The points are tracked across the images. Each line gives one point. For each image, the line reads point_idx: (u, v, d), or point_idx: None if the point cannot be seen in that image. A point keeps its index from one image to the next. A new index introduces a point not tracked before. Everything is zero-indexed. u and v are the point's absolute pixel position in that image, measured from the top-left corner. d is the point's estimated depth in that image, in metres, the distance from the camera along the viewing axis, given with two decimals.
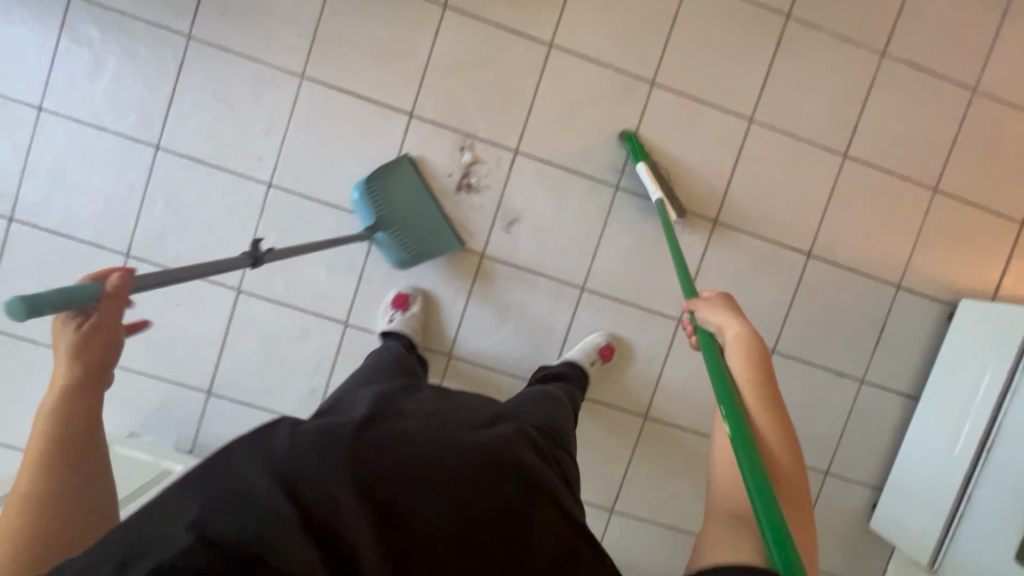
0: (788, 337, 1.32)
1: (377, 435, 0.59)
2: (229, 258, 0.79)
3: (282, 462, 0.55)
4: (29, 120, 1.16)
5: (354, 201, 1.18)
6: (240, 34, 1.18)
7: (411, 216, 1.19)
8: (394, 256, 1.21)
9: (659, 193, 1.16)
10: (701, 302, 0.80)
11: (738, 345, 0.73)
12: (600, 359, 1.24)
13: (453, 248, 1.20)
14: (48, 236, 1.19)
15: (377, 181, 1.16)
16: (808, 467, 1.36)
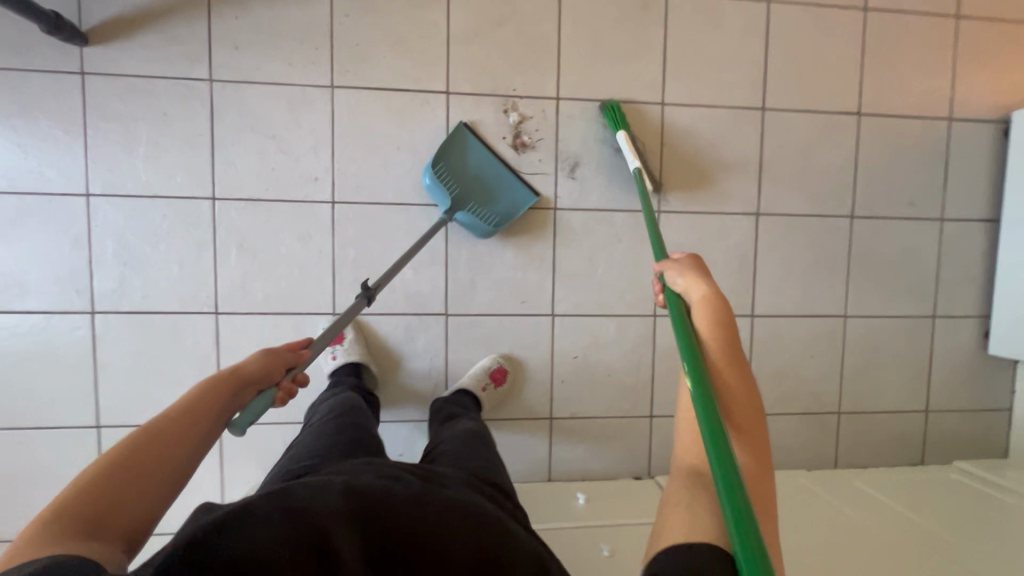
0: (863, 198, 1.34)
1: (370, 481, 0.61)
2: (352, 304, 0.96)
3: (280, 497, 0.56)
4: (81, 210, 1.13)
5: (427, 186, 1.19)
6: (260, 63, 1.16)
7: (482, 183, 1.21)
8: (478, 230, 1.21)
9: (636, 162, 1.14)
10: (672, 264, 0.80)
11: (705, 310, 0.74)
12: (493, 383, 1.22)
13: (530, 203, 1.21)
14: (135, 318, 1.17)
15: (443, 161, 1.18)
16: (916, 316, 1.38)
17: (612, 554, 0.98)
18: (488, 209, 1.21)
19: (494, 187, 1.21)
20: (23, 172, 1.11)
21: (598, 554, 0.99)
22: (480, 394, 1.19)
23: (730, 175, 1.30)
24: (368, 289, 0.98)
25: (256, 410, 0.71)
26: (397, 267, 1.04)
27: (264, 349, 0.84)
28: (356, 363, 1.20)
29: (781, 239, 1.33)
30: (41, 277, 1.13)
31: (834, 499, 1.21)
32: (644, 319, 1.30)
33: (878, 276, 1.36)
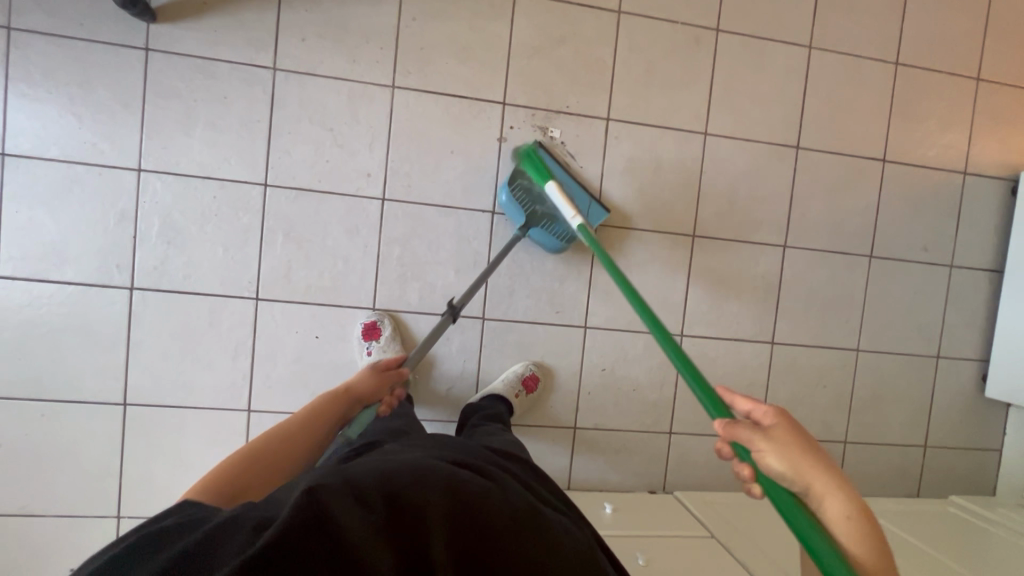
0: (882, 240, 1.41)
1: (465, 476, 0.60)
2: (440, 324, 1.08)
3: (383, 477, 0.56)
4: (131, 184, 1.13)
5: (504, 203, 1.21)
6: (324, 56, 1.18)
7: (555, 199, 1.19)
8: (552, 244, 1.22)
9: (577, 216, 1.02)
10: (782, 449, 0.62)
11: (831, 501, 0.61)
12: (524, 389, 1.24)
13: (601, 217, 1.19)
14: (174, 297, 1.16)
15: (520, 178, 1.18)
16: (923, 355, 1.46)
17: (647, 562, 1.02)
18: (560, 225, 1.19)
19: (567, 202, 1.19)
20: (78, 142, 1.11)
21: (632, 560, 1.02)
22: (513, 399, 1.22)
23: (762, 207, 1.36)
24: (455, 307, 1.11)
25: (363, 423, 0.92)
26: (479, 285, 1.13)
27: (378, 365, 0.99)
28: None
29: (804, 272, 1.39)
30: (83, 248, 1.13)
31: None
32: (671, 338, 1.34)
33: (891, 315, 1.43)
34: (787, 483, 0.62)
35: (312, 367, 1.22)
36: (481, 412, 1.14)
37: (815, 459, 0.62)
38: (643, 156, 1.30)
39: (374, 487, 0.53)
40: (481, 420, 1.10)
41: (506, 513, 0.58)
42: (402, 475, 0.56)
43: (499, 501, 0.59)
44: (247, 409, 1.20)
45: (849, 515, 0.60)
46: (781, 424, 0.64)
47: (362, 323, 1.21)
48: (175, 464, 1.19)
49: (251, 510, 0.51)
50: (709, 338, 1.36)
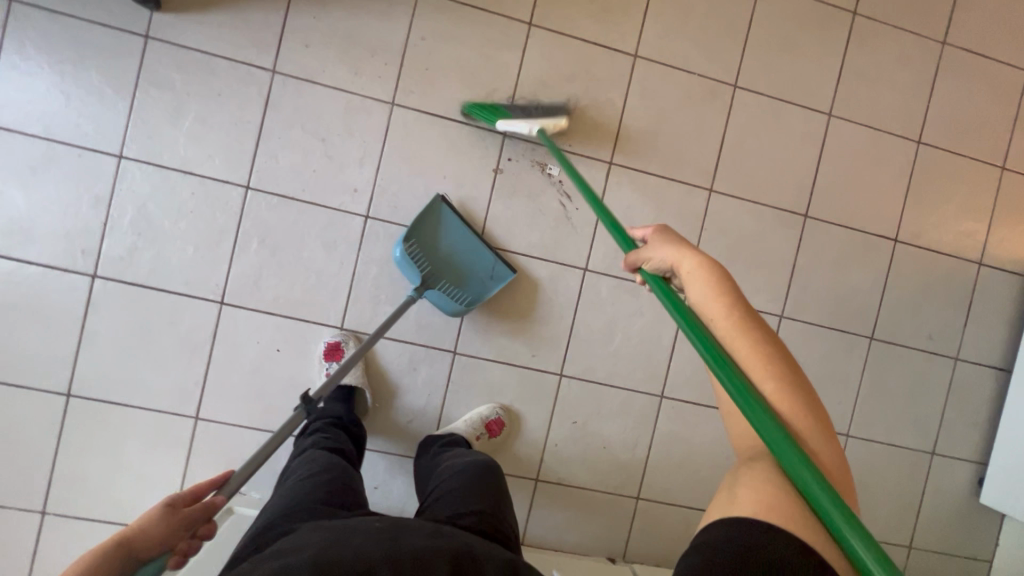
0: (885, 323, 1.34)
1: (333, 552, 0.57)
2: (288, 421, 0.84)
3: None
4: (110, 170, 1.10)
5: (397, 261, 1.13)
6: (326, 64, 1.14)
7: (458, 261, 1.15)
8: (447, 307, 1.16)
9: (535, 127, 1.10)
10: (642, 249, 0.69)
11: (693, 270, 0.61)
12: (487, 433, 1.18)
13: (507, 278, 1.17)
14: (136, 291, 1.12)
15: (415, 236, 1.12)
16: (916, 449, 1.37)
17: None
18: (457, 287, 1.15)
19: (470, 263, 1.16)
20: (62, 121, 1.08)
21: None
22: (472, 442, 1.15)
23: (761, 272, 1.30)
24: (311, 403, 0.87)
25: None
26: (355, 363, 0.96)
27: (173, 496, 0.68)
28: (349, 386, 1.15)
29: (799, 347, 1.32)
30: (51, 229, 1.09)
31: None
32: (651, 398, 1.27)
33: (887, 402, 1.35)
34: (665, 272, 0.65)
35: (269, 380, 1.16)
36: (440, 440, 1.10)
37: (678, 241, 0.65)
38: (642, 204, 1.25)
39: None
40: (444, 445, 1.07)
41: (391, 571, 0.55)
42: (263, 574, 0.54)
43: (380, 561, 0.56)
44: (195, 416, 1.15)
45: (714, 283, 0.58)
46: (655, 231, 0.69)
47: (326, 341, 1.16)
48: (110, 464, 1.13)
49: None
50: (690, 403, 1.28)
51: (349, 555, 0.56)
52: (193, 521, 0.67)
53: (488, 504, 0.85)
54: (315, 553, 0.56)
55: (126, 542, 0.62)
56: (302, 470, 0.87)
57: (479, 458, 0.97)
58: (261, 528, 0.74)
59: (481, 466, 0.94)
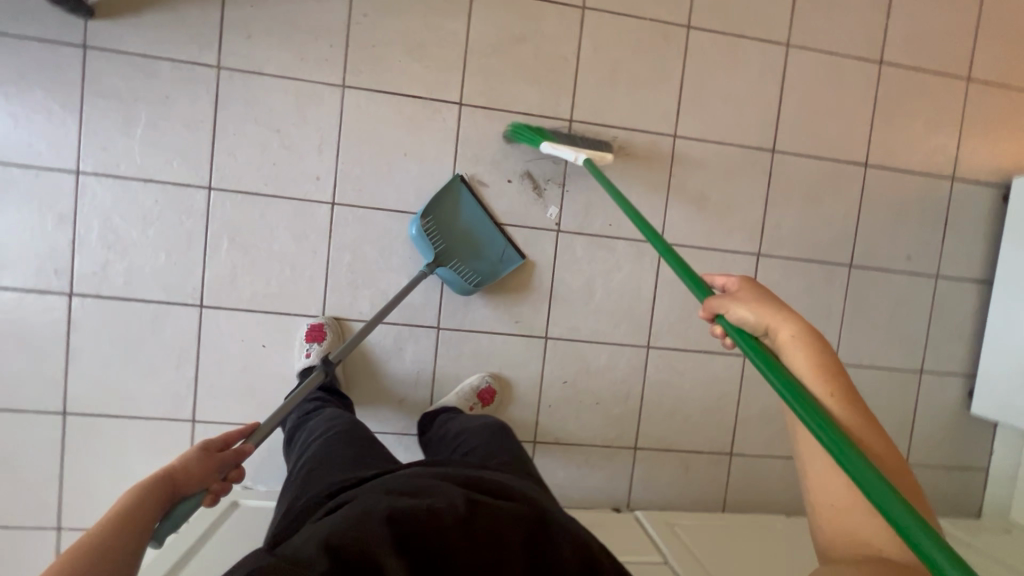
0: (863, 249, 1.34)
1: (403, 504, 0.61)
2: (309, 379, 1.01)
3: (324, 536, 0.57)
4: (69, 187, 1.09)
5: (413, 237, 1.17)
6: (270, 54, 1.13)
7: (473, 243, 1.18)
8: (457, 286, 1.19)
9: (581, 155, 1.10)
10: (735, 300, 0.68)
11: (796, 346, 0.64)
12: (479, 403, 1.20)
13: (516, 263, 1.20)
14: (114, 304, 1.13)
15: (433, 214, 1.16)
16: (905, 369, 1.38)
17: None
18: (470, 268, 1.18)
19: (483, 245, 1.19)
20: (14, 143, 1.07)
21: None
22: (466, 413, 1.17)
23: (735, 213, 1.29)
24: (330, 362, 1.03)
25: (182, 515, 0.72)
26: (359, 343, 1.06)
27: (210, 440, 0.81)
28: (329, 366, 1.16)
29: (780, 283, 1.32)
30: (20, 253, 1.09)
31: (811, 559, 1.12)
32: (637, 350, 1.28)
33: (872, 327, 1.36)
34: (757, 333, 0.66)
35: (259, 377, 1.18)
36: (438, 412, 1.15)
37: (777, 306, 0.66)
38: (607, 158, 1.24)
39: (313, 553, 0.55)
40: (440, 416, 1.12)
41: (460, 526, 0.60)
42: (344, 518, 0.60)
43: (450, 515, 0.61)
44: (191, 419, 1.17)
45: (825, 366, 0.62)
46: (746, 286, 0.69)
47: (307, 324, 1.17)
48: (115, 475, 1.16)
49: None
50: (676, 350, 1.30)
51: (422, 509, 0.61)
52: (225, 463, 0.81)
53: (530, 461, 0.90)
54: (387, 504, 0.61)
55: (170, 474, 0.73)
56: (328, 435, 0.91)
57: (507, 425, 1.00)
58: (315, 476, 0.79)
59: (494, 430, 0.98)
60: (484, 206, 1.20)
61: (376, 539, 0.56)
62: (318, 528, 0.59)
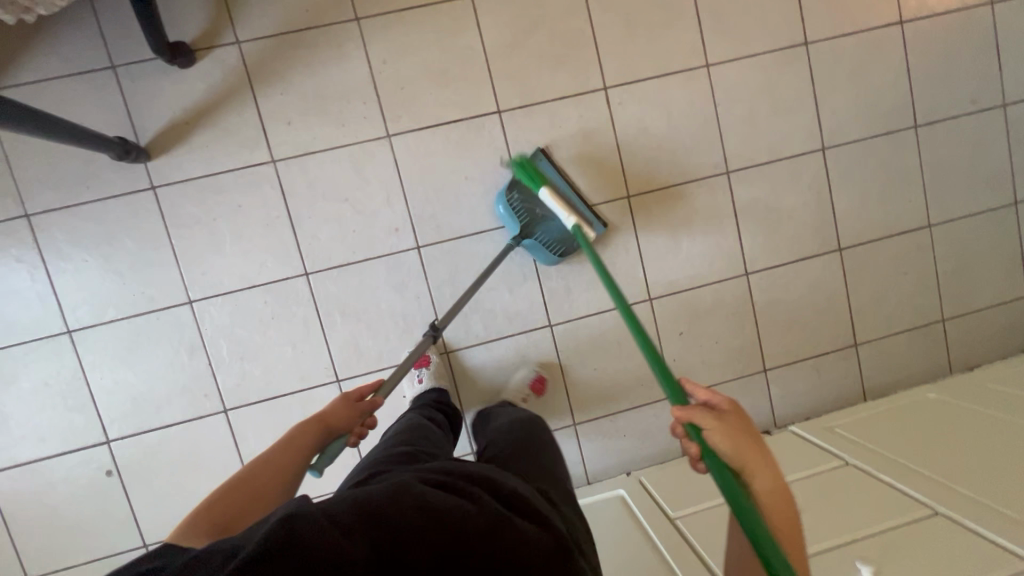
0: (923, 105, 1.32)
1: (441, 496, 0.57)
2: (420, 344, 1.07)
3: (359, 503, 0.54)
4: (189, 317, 1.17)
5: (500, 215, 1.19)
6: (314, 131, 1.16)
7: (556, 212, 1.17)
8: (544, 258, 1.21)
9: (570, 218, 1.08)
10: (719, 429, 0.66)
11: (758, 470, 0.66)
12: (531, 393, 1.23)
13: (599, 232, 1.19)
14: (265, 405, 1.20)
15: (517, 187, 1.16)
16: (1000, 206, 1.37)
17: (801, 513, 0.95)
18: (558, 239, 1.18)
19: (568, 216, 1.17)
20: (130, 296, 1.15)
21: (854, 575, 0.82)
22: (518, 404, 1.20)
23: (787, 117, 1.29)
24: (436, 327, 1.09)
25: (332, 451, 0.86)
26: (458, 309, 1.10)
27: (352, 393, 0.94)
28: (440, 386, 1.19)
29: (852, 168, 1.32)
30: (170, 389, 1.18)
31: (986, 409, 1.12)
32: (738, 281, 1.31)
33: (954, 178, 1.35)
34: (724, 455, 0.65)
35: None
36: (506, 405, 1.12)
37: (756, 446, 0.67)
38: (651, 110, 1.25)
39: (347, 514, 0.53)
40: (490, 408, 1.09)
41: (484, 529, 0.55)
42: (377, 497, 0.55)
43: (475, 520, 0.56)
44: None
45: (773, 495, 0.65)
46: (732, 413, 0.69)
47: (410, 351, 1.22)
48: None
49: (235, 537, 0.51)
50: (775, 267, 1.32)
51: (455, 505, 0.57)
52: (364, 411, 0.92)
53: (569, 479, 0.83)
54: (426, 491, 0.57)
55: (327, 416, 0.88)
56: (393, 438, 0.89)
57: (545, 428, 0.94)
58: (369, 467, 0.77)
59: (525, 425, 0.92)
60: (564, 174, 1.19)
61: (405, 520, 0.53)
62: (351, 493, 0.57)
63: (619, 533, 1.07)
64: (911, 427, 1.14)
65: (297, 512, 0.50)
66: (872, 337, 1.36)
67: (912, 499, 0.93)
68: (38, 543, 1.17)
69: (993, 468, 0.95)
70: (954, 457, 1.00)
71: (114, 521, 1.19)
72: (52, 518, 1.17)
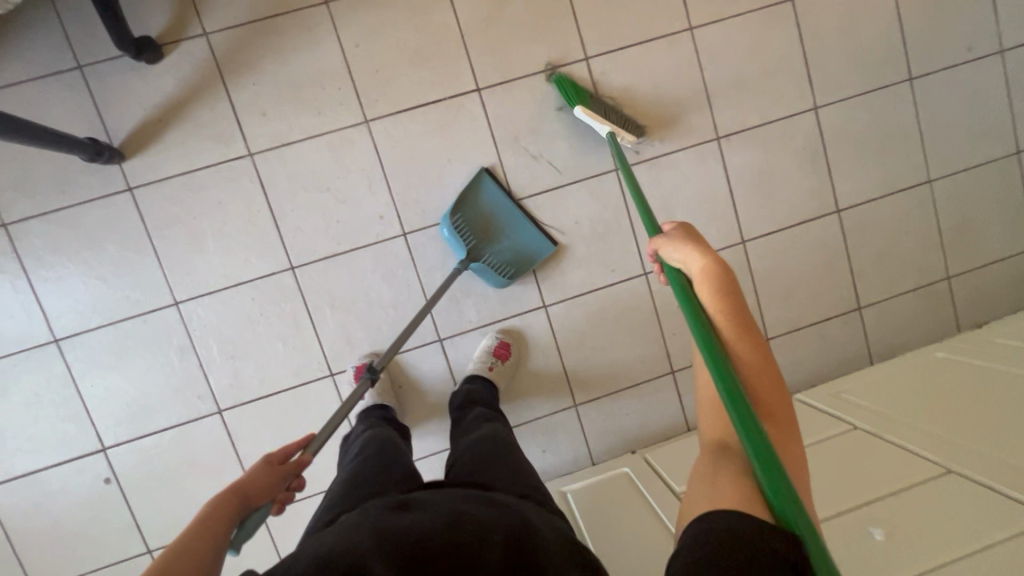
0: (917, 56, 1.28)
1: (392, 521, 0.59)
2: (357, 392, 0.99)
3: (315, 556, 0.56)
4: (176, 319, 1.15)
5: (446, 236, 1.16)
6: (291, 121, 1.13)
7: (502, 233, 1.18)
8: (492, 280, 1.20)
9: (608, 127, 1.09)
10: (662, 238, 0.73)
11: (707, 281, 0.66)
12: (499, 360, 1.19)
13: (547, 250, 1.19)
14: (260, 404, 1.19)
15: (460, 210, 1.15)
16: (1002, 155, 1.32)
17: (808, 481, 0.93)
18: (508, 262, 1.19)
19: (516, 237, 1.18)
20: (115, 301, 1.13)
21: (867, 539, 0.80)
22: (489, 374, 1.16)
23: (777, 77, 1.25)
24: (375, 369, 1.02)
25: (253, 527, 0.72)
26: (399, 343, 1.05)
27: (270, 454, 0.79)
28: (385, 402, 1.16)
29: (846, 127, 1.28)
30: (163, 394, 1.16)
31: (994, 363, 1.09)
32: (735, 249, 1.28)
33: (952, 131, 1.30)
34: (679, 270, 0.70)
35: (411, 413, 1.24)
36: (465, 399, 1.09)
37: (699, 244, 0.69)
38: (633, 78, 1.21)
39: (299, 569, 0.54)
40: (461, 410, 1.06)
41: (441, 537, 0.57)
42: (331, 545, 0.57)
43: (429, 531, 0.58)
44: None
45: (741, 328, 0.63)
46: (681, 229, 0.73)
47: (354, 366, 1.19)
48: None
49: None
50: (772, 234, 1.28)
51: (405, 529, 0.58)
52: (288, 473, 0.79)
53: (529, 468, 0.81)
54: (379, 523, 0.59)
55: (240, 489, 0.72)
56: (356, 457, 0.89)
57: (495, 429, 0.93)
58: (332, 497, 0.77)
59: (485, 436, 0.90)
60: (507, 190, 1.19)
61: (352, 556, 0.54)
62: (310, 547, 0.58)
63: (624, 510, 1.05)
64: (921, 386, 1.11)
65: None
66: (875, 300, 1.33)
67: (925, 460, 0.90)
68: (42, 555, 1.17)
69: (1012, 418, 0.91)
70: (963, 414, 0.97)
71: (117, 528, 1.18)
72: (55, 529, 1.16)
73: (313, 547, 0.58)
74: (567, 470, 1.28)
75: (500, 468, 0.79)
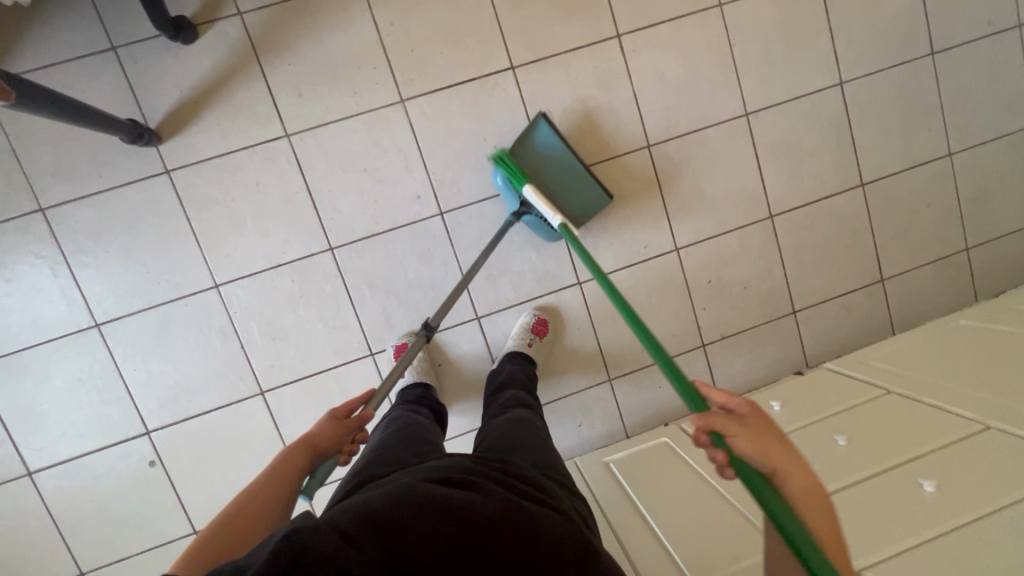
0: (938, 31, 1.30)
1: (445, 492, 0.57)
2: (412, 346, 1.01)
3: (366, 511, 0.54)
4: (216, 301, 1.15)
5: (500, 186, 1.14)
6: (327, 101, 1.13)
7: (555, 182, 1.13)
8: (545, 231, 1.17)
9: (558, 217, 1.01)
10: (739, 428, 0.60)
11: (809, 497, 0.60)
12: (537, 336, 1.21)
13: (603, 199, 1.13)
14: (301, 385, 1.20)
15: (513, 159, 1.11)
16: (1019, 128, 1.35)
17: (849, 441, 0.97)
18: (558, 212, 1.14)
19: (569, 186, 1.13)
20: (155, 285, 1.13)
21: (916, 491, 0.84)
22: (528, 350, 1.18)
23: (804, 53, 1.26)
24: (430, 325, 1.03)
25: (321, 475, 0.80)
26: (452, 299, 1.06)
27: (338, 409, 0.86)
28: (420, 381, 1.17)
29: (870, 102, 1.30)
30: (205, 377, 1.17)
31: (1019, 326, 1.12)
32: (763, 224, 1.30)
33: (971, 105, 1.33)
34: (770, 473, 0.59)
35: (450, 391, 1.26)
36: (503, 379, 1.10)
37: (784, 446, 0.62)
38: (663, 55, 1.22)
39: (351, 521, 0.53)
40: (496, 391, 1.06)
41: (494, 517, 0.55)
42: (379, 503, 0.55)
43: (482, 509, 0.56)
44: None
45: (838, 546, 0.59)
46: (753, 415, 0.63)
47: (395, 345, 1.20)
48: None
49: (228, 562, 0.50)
50: (799, 209, 1.31)
51: (456, 500, 0.56)
52: (353, 427, 0.85)
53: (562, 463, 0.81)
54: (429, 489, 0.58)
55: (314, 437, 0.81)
56: (393, 429, 0.89)
57: (531, 418, 0.93)
58: (370, 462, 0.76)
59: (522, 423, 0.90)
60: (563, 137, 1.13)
61: (404, 520, 0.53)
62: (357, 502, 0.57)
63: (667, 477, 1.08)
64: (950, 350, 1.15)
65: (301, 526, 0.50)
66: (897, 272, 1.36)
67: (964, 418, 0.93)
68: (88, 538, 1.18)
69: None
70: (996, 372, 1.01)
71: (163, 510, 1.19)
72: (102, 511, 1.17)
73: (361, 501, 0.56)
74: (602, 443, 1.31)
75: (538, 457, 0.78)
